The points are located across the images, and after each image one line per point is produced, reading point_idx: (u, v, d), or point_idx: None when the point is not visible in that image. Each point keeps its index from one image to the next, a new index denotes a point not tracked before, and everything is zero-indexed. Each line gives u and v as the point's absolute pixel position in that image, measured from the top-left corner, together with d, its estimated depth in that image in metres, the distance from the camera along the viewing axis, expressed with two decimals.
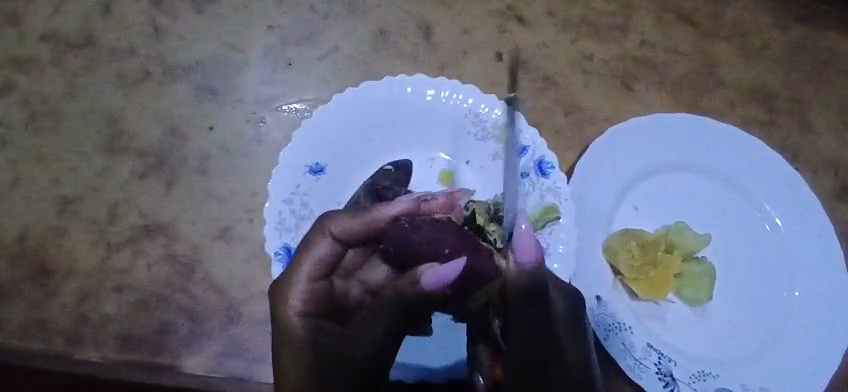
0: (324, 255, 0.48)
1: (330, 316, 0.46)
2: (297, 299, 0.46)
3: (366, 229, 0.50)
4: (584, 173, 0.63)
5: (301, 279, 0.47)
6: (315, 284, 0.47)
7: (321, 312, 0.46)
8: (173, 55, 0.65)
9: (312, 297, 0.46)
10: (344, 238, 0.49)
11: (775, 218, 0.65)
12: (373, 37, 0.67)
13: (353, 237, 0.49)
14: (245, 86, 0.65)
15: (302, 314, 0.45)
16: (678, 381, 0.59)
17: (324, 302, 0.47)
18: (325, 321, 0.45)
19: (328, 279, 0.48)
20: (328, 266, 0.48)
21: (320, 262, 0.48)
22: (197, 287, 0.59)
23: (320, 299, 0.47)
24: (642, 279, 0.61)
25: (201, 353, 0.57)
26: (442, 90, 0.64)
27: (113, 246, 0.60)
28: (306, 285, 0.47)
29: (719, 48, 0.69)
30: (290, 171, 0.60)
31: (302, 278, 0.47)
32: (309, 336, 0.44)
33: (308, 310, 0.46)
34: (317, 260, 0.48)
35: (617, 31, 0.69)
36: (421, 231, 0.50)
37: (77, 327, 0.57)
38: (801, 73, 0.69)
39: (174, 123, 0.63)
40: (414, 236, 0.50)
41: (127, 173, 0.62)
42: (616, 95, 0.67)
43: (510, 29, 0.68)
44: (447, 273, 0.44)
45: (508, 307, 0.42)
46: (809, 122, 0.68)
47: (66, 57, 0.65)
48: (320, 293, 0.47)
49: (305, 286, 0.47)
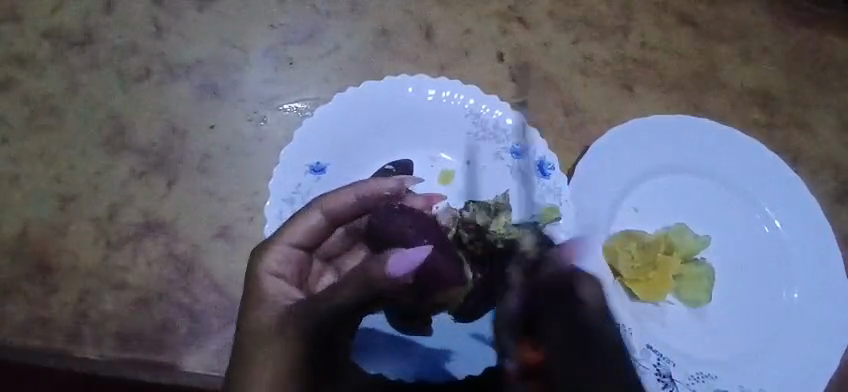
0: (311, 228, 0.49)
1: (301, 282, 0.47)
2: (273, 261, 0.48)
3: (356, 207, 0.50)
4: (584, 173, 0.63)
5: (283, 242, 0.49)
6: (296, 251, 0.49)
7: (293, 277, 0.47)
8: (174, 53, 0.65)
9: (288, 261, 0.48)
10: (332, 215, 0.50)
11: (773, 220, 0.65)
12: (374, 37, 0.67)
13: (341, 214, 0.50)
14: (246, 85, 0.65)
15: (271, 273, 0.47)
16: (676, 383, 0.60)
17: (297, 271, 0.48)
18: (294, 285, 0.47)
19: (309, 250, 0.50)
20: (311, 238, 0.49)
21: (305, 234, 0.49)
22: (197, 285, 0.59)
23: (293, 264, 0.48)
24: (641, 280, 0.62)
25: (201, 352, 0.57)
26: (444, 90, 0.64)
27: (114, 245, 0.60)
28: (284, 250, 0.48)
29: (719, 50, 0.69)
30: (291, 170, 0.60)
31: (283, 243, 0.49)
32: (277, 291, 0.46)
33: (281, 274, 0.47)
34: (304, 232, 0.49)
35: (618, 33, 0.69)
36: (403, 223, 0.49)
37: (77, 326, 0.57)
38: (801, 76, 0.69)
39: (175, 122, 0.63)
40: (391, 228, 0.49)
41: (127, 171, 0.62)
42: (617, 96, 0.67)
43: (511, 30, 0.68)
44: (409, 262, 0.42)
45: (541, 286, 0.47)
46: (810, 124, 0.68)
47: (67, 54, 0.65)
48: (296, 259, 0.49)
49: (284, 252, 0.48)
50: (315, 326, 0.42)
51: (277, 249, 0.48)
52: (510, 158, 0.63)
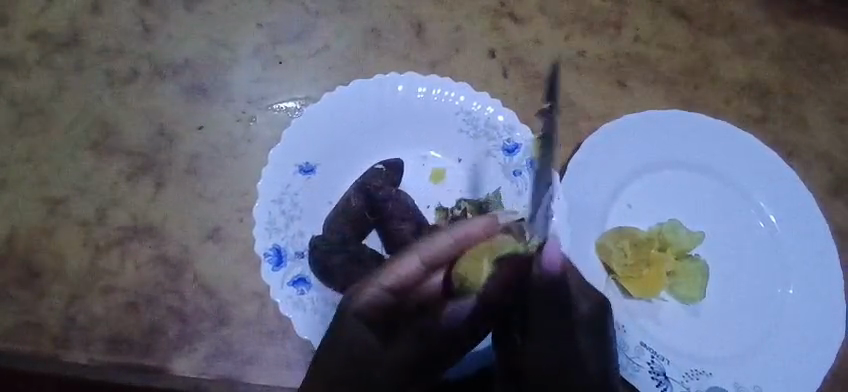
0: (404, 275, 0.50)
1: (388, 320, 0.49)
2: (366, 297, 0.49)
3: (452, 250, 0.50)
4: (577, 169, 0.63)
5: (374, 287, 0.50)
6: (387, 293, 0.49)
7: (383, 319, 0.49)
8: (163, 53, 0.65)
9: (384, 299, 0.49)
10: (428, 263, 0.50)
11: (769, 215, 0.65)
12: (364, 34, 0.66)
13: (438, 261, 0.50)
14: (236, 84, 0.64)
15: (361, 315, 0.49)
16: (671, 380, 0.59)
17: (386, 315, 0.49)
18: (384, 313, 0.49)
19: (401, 296, 0.50)
20: (402, 285, 0.50)
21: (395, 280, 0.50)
22: (186, 287, 0.58)
23: (388, 308, 0.49)
24: (634, 277, 0.61)
25: (191, 355, 0.57)
26: (434, 88, 0.63)
27: (102, 248, 0.59)
28: (377, 293, 0.49)
29: (712, 44, 0.69)
30: (280, 170, 0.60)
31: (375, 287, 0.50)
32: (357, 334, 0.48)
33: (373, 317, 0.49)
34: (395, 276, 0.50)
35: (610, 28, 0.68)
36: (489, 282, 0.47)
37: (66, 330, 0.57)
38: (796, 69, 0.68)
39: (163, 123, 0.63)
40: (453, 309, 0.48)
41: (116, 174, 0.62)
42: (609, 92, 0.67)
43: (503, 25, 0.67)
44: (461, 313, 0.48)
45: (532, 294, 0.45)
46: (805, 118, 0.68)
47: (53, 56, 0.65)
48: (388, 305, 0.49)
49: (376, 296, 0.49)
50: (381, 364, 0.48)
51: (366, 299, 0.49)
52: (502, 155, 0.62)
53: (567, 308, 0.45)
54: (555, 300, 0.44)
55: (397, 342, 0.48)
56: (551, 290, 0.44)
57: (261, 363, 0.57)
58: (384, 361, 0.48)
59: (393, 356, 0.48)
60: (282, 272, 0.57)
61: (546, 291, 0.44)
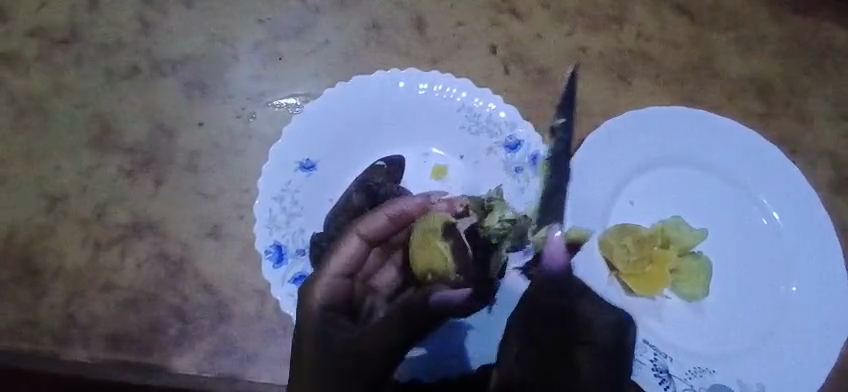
0: (349, 253, 0.50)
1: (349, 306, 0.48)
2: (321, 289, 0.48)
3: (388, 228, 0.52)
4: (580, 167, 0.62)
5: (327, 274, 0.49)
6: (340, 279, 0.49)
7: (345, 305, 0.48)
8: (162, 49, 0.65)
9: (335, 290, 0.48)
10: (367, 239, 0.51)
11: (772, 212, 0.64)
12: (364, 30, 0.66)
13: (376, 238, 0.51)
14: (235, 80, 0.64)
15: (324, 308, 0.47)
16: (674, 378, 0.58)
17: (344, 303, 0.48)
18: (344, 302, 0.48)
19: (352, 278, 0.49)
20: (354, 264, 0.49)
21: (345, 260, 0.50)
22: (187, 286, 0.58)
23: (340, 297, 0.48)
24: (637, 274, 0.61)
25: (192, 353, 0.57)
26: (436, 84, 0.63)
27: (102, 245, 0.59)
28: (333, 281, 0.49)
29: (715, 40, 0.68)
30: (281, 167, 0.59)
31: (326, 275, 0.49)
32: (324, 324, 0.46)
33: (334, 306, 0.48)
34: (344, 259, 0.50)
35: (613, 23, 0.68)
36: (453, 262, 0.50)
37: (65, 328, 0.57)
38: (798, 65, 0.68)
39: (163, 120, 0.63)
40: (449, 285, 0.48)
41: (115, 170, 0.61)
42: (611, 88, 0.66)
43: (504, 21, 0.67)
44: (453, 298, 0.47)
45: (536, 297, 0.49)
46: (807, 115, 0.67)
47: (52, 53, 0.64)
48: (344, 288, 0.48)
49: (330, 287, 0.48)
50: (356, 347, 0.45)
51: (319, 288, 0.48)
52: (504, 152, 0.62)
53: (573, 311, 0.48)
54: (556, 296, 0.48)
55: (368, 325, 0.46)
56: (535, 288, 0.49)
57: (262, 361, 0.57)
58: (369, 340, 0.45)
59: (383, 336, 0.45)
60: (283, 270, 0.57)
61: (548, 304, 0.48)
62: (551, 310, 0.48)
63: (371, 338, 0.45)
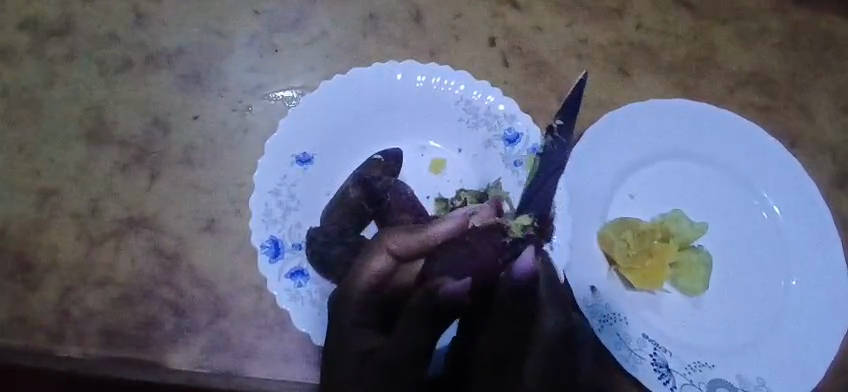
0: (380, 268, 0.51)
1: (378, 317, 0.51)
2: (352, 300, 0.51)
3: (419, 244, 0.51)
4: (578, 161, 0.62)
5: (359, 284, 0.51)
6: (370, 292, 0.51)
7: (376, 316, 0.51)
8: (157, 41, 0.64)
9: (364, 303, 0.51)
10: (398, 254, 0.51)
11: (773, 207, 0.64)
12: (361, 22, 0.65)
13: (406, 255, 0.51)
14: (231, 73, 0.63)
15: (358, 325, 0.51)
16: (673, 373, 0.58)
17: (371, 311, 0.51)
18: (372, 312, 0.51)
19: (382, 290, 0.51)
20: (384, 277, 0.51)
21: (376, 274, 0.51)
22: (182, 280, 0.57)
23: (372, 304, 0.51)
24: (637, 268, 0.60)
25: (187, 348, 0.56)
26: (433, 76, 0.62)
27: (96, 240, 0.58)
28: (364, 293, 0.51)
29: (716, 32, 0.68)
30: (277, 160, 0.59)
31: (358, 287, 0.51)
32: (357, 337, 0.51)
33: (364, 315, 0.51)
34: (374, 272, 0.51)
35: (612, 16, 0.67)
36: (465, 253, 0.50)
37: (59, 324, 0.56)
38: (798, 58, 0.68)
39: (158, 113, 0.62)
40: (441, 267, 0.50)
41: (109, 164, 0.60)
42: (611, 81, 0.65)
43: (503, 13, 0.66)
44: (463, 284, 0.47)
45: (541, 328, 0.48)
46: (808, 107, 0.67)
47: (44, 45, 0.63)
48: (374, 300, 0.51)
49: (362, 299, 0.51)
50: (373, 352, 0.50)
51: (355, 305, 0.51)
52: (503, 145, 0.61)
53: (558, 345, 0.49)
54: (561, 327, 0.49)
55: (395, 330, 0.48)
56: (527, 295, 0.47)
57: (258, 356, 0.56)
58: (403, 349, 0.48)
59: (408, 342, 0.48)
60: (279, 265, 0.56)
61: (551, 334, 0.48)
62: (540, 340, 0.48)
63: (395, 350, 0.49)
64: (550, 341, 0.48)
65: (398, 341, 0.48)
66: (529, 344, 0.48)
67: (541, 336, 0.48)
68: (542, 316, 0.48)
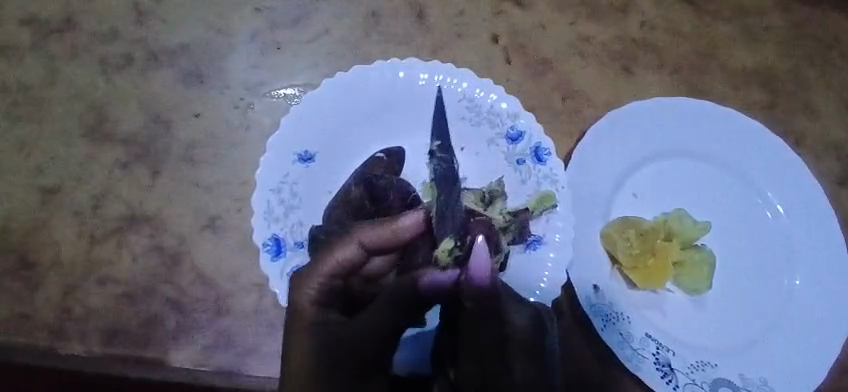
0: (345, 257, 0.46)
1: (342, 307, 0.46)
2: (313, 288, 0.45)
3: (390, 237, 0.48)
4: (581, 159, 0.62)
5: (322, 272, 0.46)
6: (333, 281, 0.46)
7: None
8: (158, 38, 0.64)
9: (325, 291, 0.45)
10: (366, 245, 0.47)
11: (777, 206, 0.63)
12: (364, 19, 0.65)
13: (377, 246, 0.48)
14: (232, 70, 0.63)
15: (319, 305, 0.45)
16: (676, 372, 0.57)
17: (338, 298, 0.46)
18: (336, 299, 0.46)
19: (346, 279, 0.47)
20: (349, 266, 0.46)
21: (340, 262, 0.46)
22: (184, 278, 0.57)
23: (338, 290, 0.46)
24: (639, 267, 0.60)
25: (189, 346, 0.56)
26: (436, 74, 0.62)
27: (98, 238, 0.58)
28: (322, 282, 0.45)
29: (720, 29, 0.67)
30: (279, 158, 0.59)
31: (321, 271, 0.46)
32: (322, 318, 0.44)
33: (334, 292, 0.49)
34: (338, 262, 0.46)
35: (616, 13, 0.67)
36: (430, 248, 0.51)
37: (61, 322, 0.56)
38: (803, 56, 0.67)
39: (159, 110, 0.62)
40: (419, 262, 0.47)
41: (111, 162, 0.60)
42: (615, 79, 0.65)
43: (506, 10, 0.66)
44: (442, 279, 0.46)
45: (510, 322, 0.44)
46: (812, 106, 0.66)
47: (46, 43, 0.63)
48: (335, 289, 0.46)
49: (324, 283, 0.45)
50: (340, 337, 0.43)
51: (323, 278, 0.46)
52: (505, 144, 0.61)
53: (535, 332, 0.45)
54: (533, 319, 0.45)
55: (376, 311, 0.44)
56: (490, 305, 0.44)
57: (261, 355, 0.56)
58: (376, 331, 0.43)
59: (382, 320, 0.44)
60: (281, 263, 0.56)
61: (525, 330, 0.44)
62: (514, 330, 0.44)
63: (365, 326, 0.43)
64: (530, 337, 0.45)
65: (372, 320, 0.44)
66: (508, 343, 0.44)
67: (516, 331, 0.44)
68: (510, 314, 0.45)
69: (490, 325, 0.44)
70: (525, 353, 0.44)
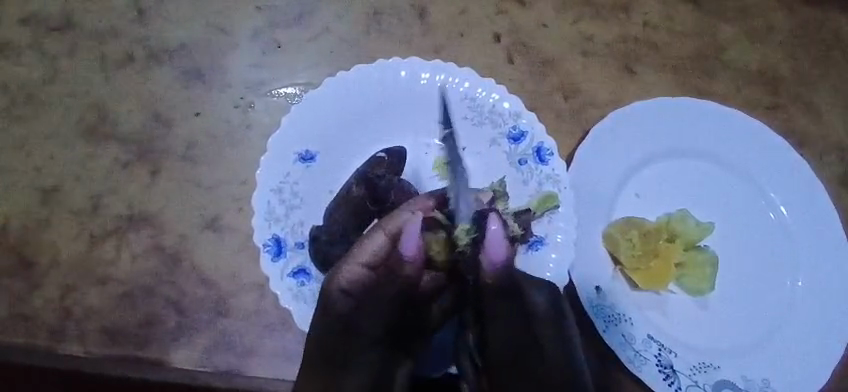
0: (374, 248, 0.52)
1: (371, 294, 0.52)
2: (343, 279, 0.52)
3: (412, 224, 0.53)
4: (583, 160, 0.61)
5: (355, 262, 0.52)
6: (363, 270, 0.52)
7: (363, 295, 0.52)
8: (158, 36, 0.63)
9: (355, 282, 0.52)
10: (393, 235, 0.52)
11: (781, 207, 0.63)
12: (365, 17, 0.65)
13: (402, 237, 0.52)
14: (233, 69, 0.63)
15: (347, 293, 0.52)
16: (678, 374, 0.57)
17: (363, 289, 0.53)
18: (365, 285, 0.53)
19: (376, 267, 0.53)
20: (380, 257, 0.52)
21: (371, 253, 0.52)
22: (184, 278, 0.57)
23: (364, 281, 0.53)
24: (642, 268, 0.59)
25: (190, 347, 0.56)
26: (438, 73, 0.61)
27: (97, 237, 0.58)
28: (355, 270, 0.52)
29: (724, 29, 0.67)
30: (279, 158, 0.58)
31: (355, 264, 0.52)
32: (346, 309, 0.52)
33: (352, 292, 0.52)
34: (369, 252, 0.52)
35: (619, 12, 0.66)
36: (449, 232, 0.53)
37: (60, 322, 0.56)
38: (806, 56, 0.67)
39: (160, 109, 0.61)
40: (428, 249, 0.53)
41: (110, 161, 0.60)
42: (617, 78, 0.65)
43: (508, 9, 0.66)
44: (413, 238, 0.52)
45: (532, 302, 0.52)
46: (815, 106, 0.66)
47: (45, 41, 0.63)
48: (364, 277, 0.52)
49: (350, 272, 0.52)
50: (358, 325, 0.52)
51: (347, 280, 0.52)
52: (507, 144, 0.61)
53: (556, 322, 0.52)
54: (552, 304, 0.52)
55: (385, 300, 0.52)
56: (509, 288, 0.52)
57: (262, 355, 0.56)
58: (386, 319, 0.51)
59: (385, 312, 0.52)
60: (281, 263, 0.56)
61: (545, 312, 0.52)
62: (537, 313, 0.52)
63: (379, 316, 0.52)
64: (552, 318, 0.52)
65: (381, 306, 0.52)
66: (532, 319, 0.51)
67: (539, 313, 0.52)
68: (531, 292, 0.52)
69: (519, 308, 0.52)
70: (550, 331, 0.51)
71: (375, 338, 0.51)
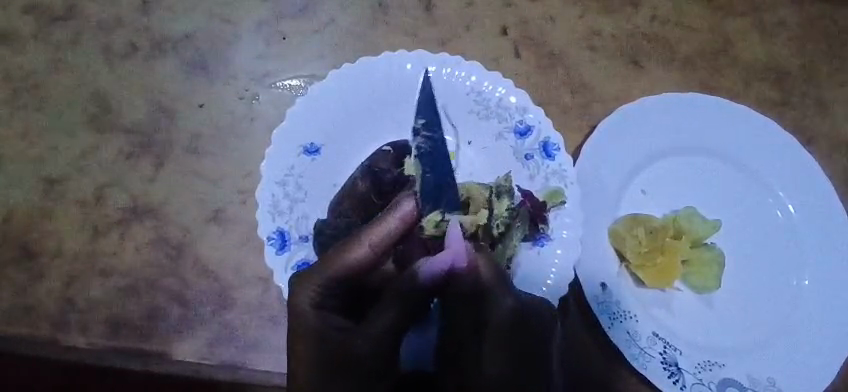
0: (356, 261, 0.48)
1: (346, 305, 0.47)
2: (316, 286, 0.46)
3: (396, 235, 0.50)
4: (591, 155, 0.60)
5: (333, 271, 0.47)
6: (340, 281, 0.47)
7: (344, 298, 0.47)
8: (163, 26, 0.63)
9: (331, 290, 0.47)
10: (378, 248, 0.48)
11: (789, 206, 0.63)
12: (371, 9, 0.64)
13: (385, 248, 0.49)
14: (237, 60, 0.62)
15: (317, 306, 0.46)
16: (683, 372, 0.57)
17: (345, 293, 0.47)
18: (343, 295, 0.47)
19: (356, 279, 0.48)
20: (360, 270, 0.48)
21: (352, 266, 0.47)
22: (187, 271, 0.57)
23: (343, 288, 0.47)
24: (647, 265, 0.59)
25: (192, 339, 0.55)
26: (445, 67, 0.61)
27: (100, 229, 0.58)
28: (333, 280, 0.47)
29: (733, 24, 0.66)
30: (285, 150, 0.58)
31: (333, 273, 0.47)
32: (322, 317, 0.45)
33: (324, 305, 0.46)
34: (349, 265, 0.47)
35: (628, 7, 0.66)
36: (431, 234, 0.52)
37: (63, 313, 0.55)
38: (816, 53, 0.66)
39: (163, 100, 0.61)
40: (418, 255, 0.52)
41: (115, 152, 0.60)
42: (624, 73, 0.64)
43: (517, 3, 0.65)
44: (439, 265, 0.47)
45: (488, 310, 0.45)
46: (824, 104, 0.66)
47: (49, 30, 0.62)
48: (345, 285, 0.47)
49: (326, 284, 0.47)
50: (350, 346, 0.44)
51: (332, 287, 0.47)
52: (513, 138, 0.60)
53: (511, 330, 0.45)
54: (516, 314, 0.45)
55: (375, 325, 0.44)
56: (480, 287, 0.47)
57: (264, 348, 0.55)
58: (378, 337, 0.44)
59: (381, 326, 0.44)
60: (285, 256, 0.55)
61: (503, 320, 0.45)
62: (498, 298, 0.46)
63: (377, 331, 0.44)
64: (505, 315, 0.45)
65: (372, 328, 0.44)
66: (485, 329, 0.45)
67: (494, 315, 0.45)
68: (498, 295, 0.46)
69: (470, 310, 0.46)
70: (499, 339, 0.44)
71: (370, 368, 0.43)
